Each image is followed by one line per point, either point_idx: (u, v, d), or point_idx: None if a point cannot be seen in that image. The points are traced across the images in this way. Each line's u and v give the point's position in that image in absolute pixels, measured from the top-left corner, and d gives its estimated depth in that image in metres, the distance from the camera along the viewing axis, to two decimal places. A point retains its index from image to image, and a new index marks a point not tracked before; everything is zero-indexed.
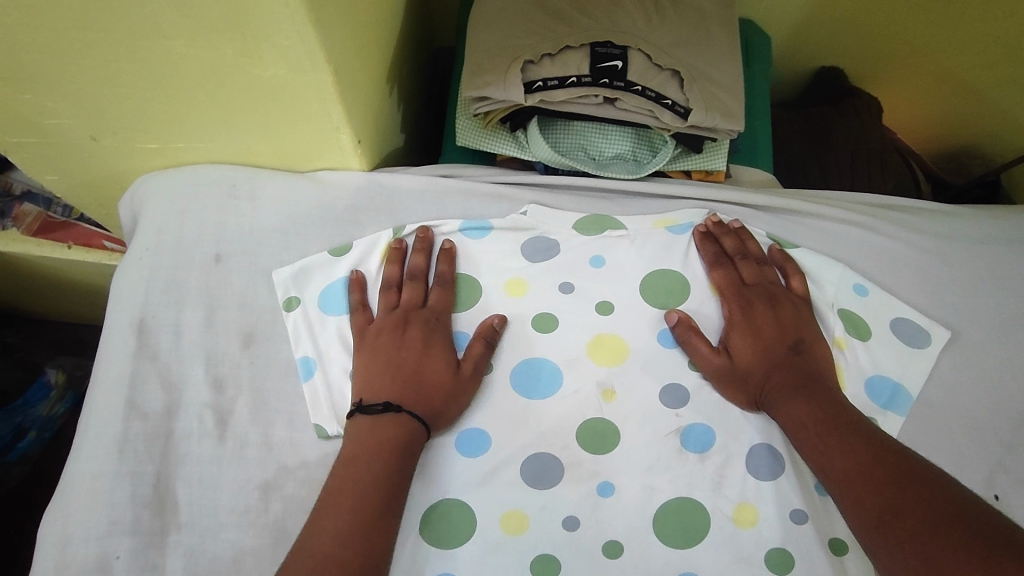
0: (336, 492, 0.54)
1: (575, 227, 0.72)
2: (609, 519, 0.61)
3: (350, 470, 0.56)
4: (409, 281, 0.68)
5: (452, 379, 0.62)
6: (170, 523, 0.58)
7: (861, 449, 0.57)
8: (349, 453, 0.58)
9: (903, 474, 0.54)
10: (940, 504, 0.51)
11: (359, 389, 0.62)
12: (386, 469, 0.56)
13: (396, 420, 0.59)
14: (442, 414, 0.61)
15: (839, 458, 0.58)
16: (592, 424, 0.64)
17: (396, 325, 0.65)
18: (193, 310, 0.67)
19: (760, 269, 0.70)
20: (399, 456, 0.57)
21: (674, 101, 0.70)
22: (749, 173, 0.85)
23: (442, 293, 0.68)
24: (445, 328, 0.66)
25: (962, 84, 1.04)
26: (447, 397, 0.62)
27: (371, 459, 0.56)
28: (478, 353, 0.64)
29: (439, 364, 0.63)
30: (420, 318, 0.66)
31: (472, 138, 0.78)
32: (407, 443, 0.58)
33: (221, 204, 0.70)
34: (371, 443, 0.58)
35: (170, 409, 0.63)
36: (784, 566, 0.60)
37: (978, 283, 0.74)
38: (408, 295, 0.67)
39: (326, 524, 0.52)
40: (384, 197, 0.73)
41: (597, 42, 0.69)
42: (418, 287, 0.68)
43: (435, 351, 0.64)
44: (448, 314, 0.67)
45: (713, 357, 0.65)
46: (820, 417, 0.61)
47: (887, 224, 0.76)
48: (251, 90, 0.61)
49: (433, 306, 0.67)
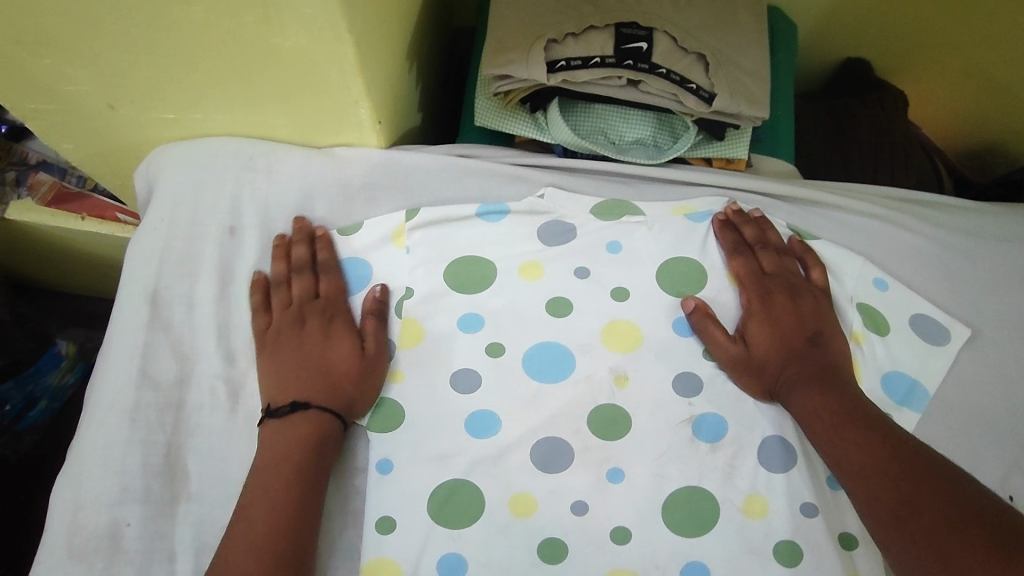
0: (250, 506, 0.55)
1: (592, 212, 0.71)
2: (618, 505, 0.61)
3: (263, 482, 0.56)
4: (296, 276, 0.67)
5: (358, 360, 0.62)
6: (180, 493, 0.59)
7: (878, 445, 0.56)
8: (259, 462, 0.58)
9: (921, 473, 0.53)
10: (959, 505, 0.50)
11: (266, 394, 0.62)
12: (298, 469, 0.57)
13: (306, 417, 0.59)
14: (357, 399, 0.62)
15: (855, 452, 0.57)
16: (603, 410, 0.64)
17: (295, 321, 0.64)
18: (206, 282, 0.66)
19: (780, 259, 0.69)
20: (313, 455, 0.58)
21: (698, 86, 0.69)
22: (771, 163, 0.84)
23: (332, 279, 0.67)
24: (343, 312, 0.66)
25: (991, 78, 1.01)
26: (358, 381, 0.62)
27: (281, 466, 0.57)
28: (372, 326, 0.64)
29: (343, 348, 0.63)
30: (315, 310, 0.65)
31: (491, 117, 0.77)
32: (322, 435, 0.59)
33: (237, 177, 0.70)
34: (281, 448, 0.58)
35: (182, 379, 0.63)
36: (793, 559, 0.60)
37: (1002, 281, 0.72)
38: (298, 289, 0.66)
39: (243, 535, 0.53)
40: (399, 174, 0.72)
41: (622, 23, 0.68)
42: (307, 278, 0.67)
43: (336, 340, 0.63)
44: (343, 299, 0.67)
45: (728, 345, 0.65)
46: (837, 410, 0.60)
47: (910, 219, 0.74)
48: (270, 60, 0.61)
49: (326, 295, 0.67)
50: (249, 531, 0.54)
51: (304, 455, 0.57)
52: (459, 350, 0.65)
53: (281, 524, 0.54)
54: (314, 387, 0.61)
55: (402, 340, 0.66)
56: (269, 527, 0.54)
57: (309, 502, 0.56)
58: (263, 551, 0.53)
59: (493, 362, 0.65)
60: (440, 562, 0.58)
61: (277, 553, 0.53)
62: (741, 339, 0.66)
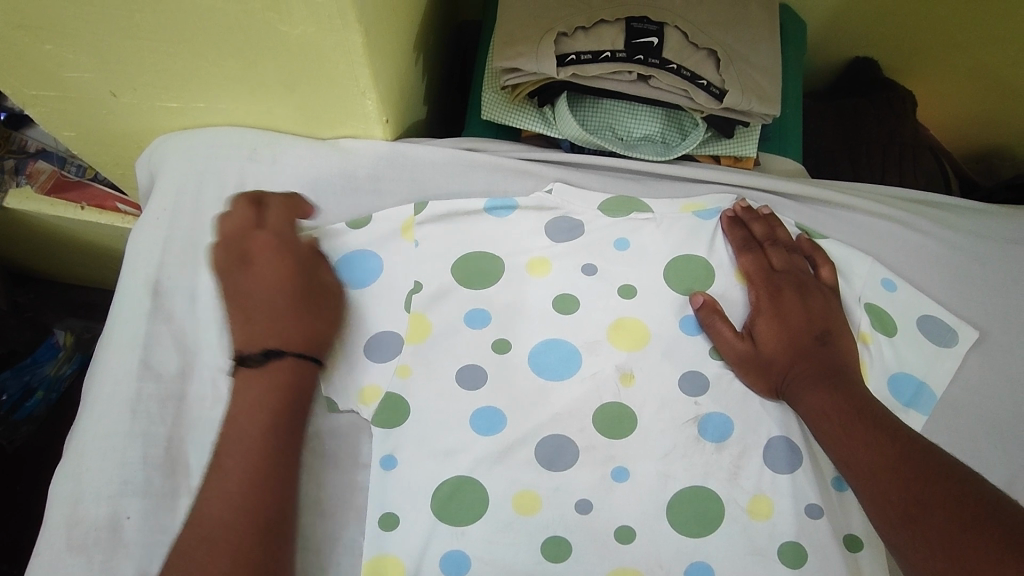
0: (227, 473, 0.52)
1: (600, 209, 0.70)
2: (623, 504, 0.60)
3: (242, 449, 0.53)
4: (245, 206, 0.63)
5: (320, 298, 0.62)
6: (181, 486, 0.58)
7: (889, 446, 0.56)
8: (233, 438, 0.54)
9: (933, 474, 0.53)
10: (971, 506, 0.50)
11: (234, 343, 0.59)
12: (268, 432, 0.55)
13: (283, 366, 0.57)
14: (328, 337, 0.61)
15: (864, 452, 0.56)
16: (608, 408, 0.63)
17: (240, 257, 0.61)
18: (208, 273, 0.66)
19: (790, 257, 0.69)
20: (286, 404, 0.56)
21: (709, 82, 0.68)
22: (779, 161, 0.83)
23: (280, 212, 0.65)
24: (287, 241, 0.63)
25: (999, 79, 1.00)
26: (325, 319, 0.61)
27: (258, 442, 0.54)
28: (327, 271, 0.64)
29: (302, 286, 0.61)
30: (259, 242, 0.62)
31: (498, 111, 0.76)
32: (300, 384, 0.58)
33: (241, 169, 0.70)
34: (255, 393, 0.56)
35: (183, 372, 0.62)
36: (797, 560, 0.60)
37: (1011, 283, 0.72)
38: (240, 222, 0.63)
39: (220, 517, 0.50)
40: (405, 167, 0.71)
41: (633, 18, 0.67)
42: (251, 211, 0.63)
43: (287, 272, 0.61)
44: (286, 228, 0.64)
45: (736, 343, 0.64)
46: (847, 410, 0.59)
47: (920, 219, 0.74)
48: (276, 48, 0.60)
49: (268, 225, 0.63)
50: (221, 500, 0.51)
51: (279, 416, 0.56)
52: (464, 346, 0.65)
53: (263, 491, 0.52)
54: (284, 327, 0.59)
55: (410, 335, 0.65)
56: (242, 496, 0.51)
57: (287, 471, 0.54)
58: (243, 517, 0.50)
59: (499, 358, 0.64)
60: (442, 558, 0.58)
61: (256, 522, 0.50)
62: (749, 335, 0.65)
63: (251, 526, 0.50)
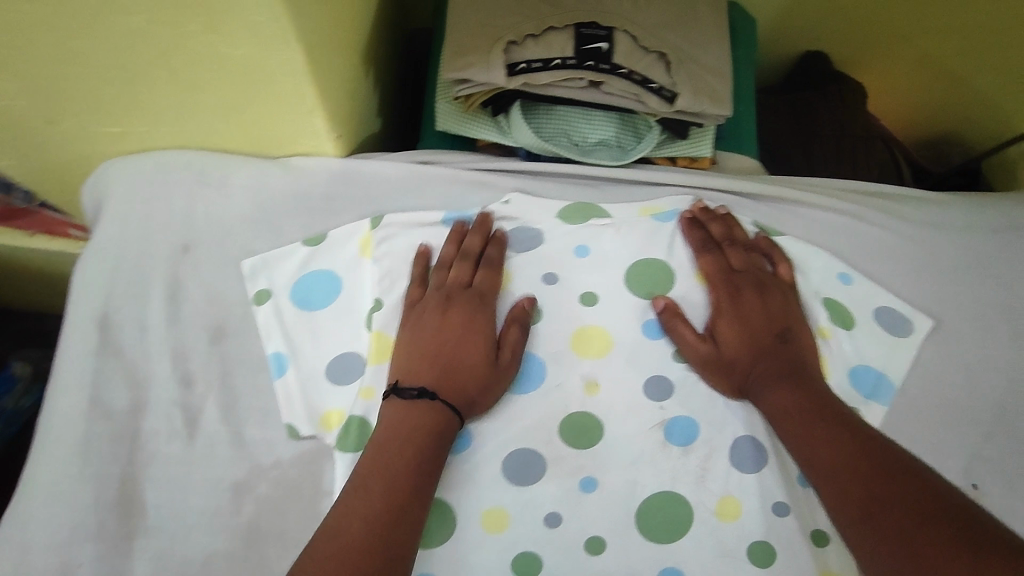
0: (370, 481, 0.53)
1: (558, 216, 0.70)
2: (592, 515, 0.60)
3: (388, 468, 0.54)
4: (459, 261, 0.66)
5: (490, 369, 0.61)
6: (136, 527, 0.57)
7: (848, 444, 0.56)
8: (379, 454, 0.55)
9: (891, 472, 0.53)
10: (926, 504, 0.50)
11: (400, 369, 0.61)
12: (421, 453, 0.55)
13: (431, 407, 0.58)
14: (476, 404, 0.60)
15: (825, 451, 0.57)
16: (573, 418, 0.63)
17: (446, 305, 0.64)
18: (158, 304, 0.64)
19: (749, 256, 0.69)
20: (426, 446, 0.56)
21: (660, 85, 0.67)
22: (735, 159, 0.84)
23: (491, 274, 0.66)
24: (489, 309, 0.64)
25: (946, 69, 1.02)
26: (482, 387, 0.60)
27: (402, 467, 0.54)
28: (514, 337, 0.63)
29: (476, 353, 0.61)
30: (464, 298, 0.64)
31: (453, 121, 0.75)
32: (440, 430, 0.57)
33: (190, 193, 0.68)
34: (404, 426, 0.57)
35: (136, 408, 0.61)
36: (767, 559, 0.60)
37: (967, 271, 0.73)
38: (455, 274, 0.65)
39: (356, 517, 0.50)
40: (360, 184, 0.70)
41: (581, 23, 0.66)
42: (467, 265, 0.66)
43: (476, 334, 0.62)
44: (493, 295, 0.65)
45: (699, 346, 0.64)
46: (807, 409, 0.60)
47: (874, 212, 0.74)
48: (218, 70, 0.58)
49: (478, 286, 0.65)
50: (361, 499, 0.51)
51: (424, 456, 0.55)
52: None
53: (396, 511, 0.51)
54: (450, 380, 0.60)
55: (371, 355, 0.64)
56: (381, 498, 0.51)
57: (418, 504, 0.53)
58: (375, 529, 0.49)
59: None
60: None
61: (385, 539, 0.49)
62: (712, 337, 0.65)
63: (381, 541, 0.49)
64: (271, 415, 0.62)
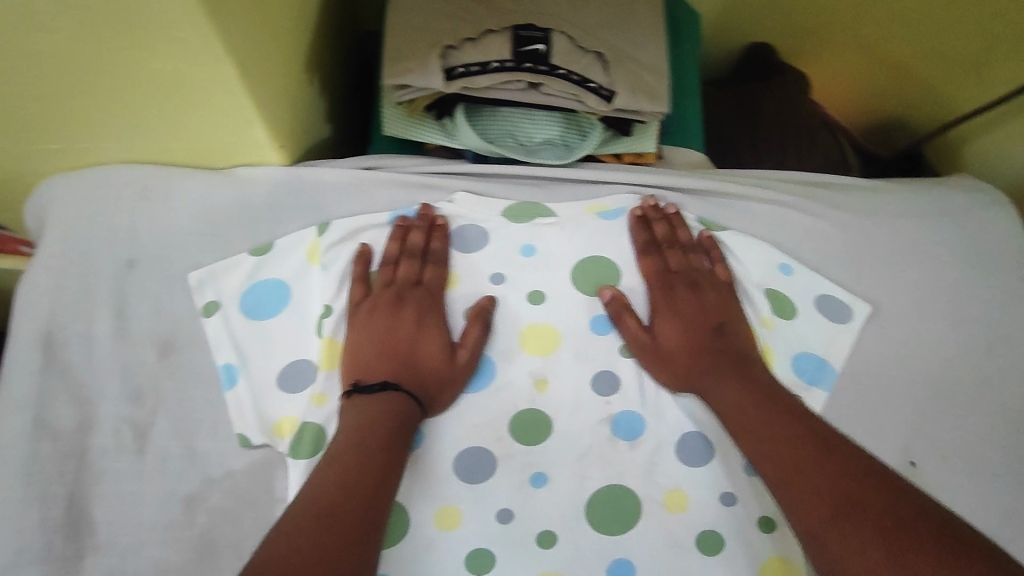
0: (343, 462, 0.53)
1: (502, 215, 0.71)
2: (543, 508, 0.62)
3: (361, 449, 0.55)
4: (406, 259, 0.67)
5: (448, 364, 0.63)
6: (87, 545, 0.58)
7: (794, 438, 0.56)
8: (352, 437, 0.56)
9: (838, 466, 0.53)
10: (871, 497, 0.49)
11: (358, 368, 0.62)
12: (389, 438, 0.57)
13: (394, 398, 0.59)
14: (437, 397, 0.63)
15: (771, 446, 0.57)
16: (524, 415, 0.65)
17: (398, 302, 0.65)
18: (103, 320, 0.64)
19: (687, 257, 0.71)
20: (393, 432, 0.57)
21: (598, 85, 0.68)
22: (682, 154, 0.85)
23: (437, 270, 0.68)
24: (438, 306, 0.66)
25: (888, 59, 1.04)
26: (442, 381, 0.63)
27: (372, 450, 0.55)
28: (475, 334, 0.65)
29: (434, 349, 0.63)
30: (415, 296, 0.66)
31: (398, 127, 0.76)
32: (405, 421, 0.59)
33: (133, 206, 0.67)
34: (370, 416, 0.58)
35: (84, 425, 0.61)
36: (714, 548, 0.63)
37: (904, 255, 0.75)
38: (404, 272, 0.67)
39: (330, 492, 0.51)
40: (306, 191, 0.70)
41: (519, 25, 0.67)
42: (415, 263, 0.67)
43: (430, 330, 0.64)
44: (442, 293, 0.67)
45: (647, 347, 0.66)
46: (750, 401, 0.61)
47: (815, 204, 0.76)
48: (150, 85, 0.57)
49: (428, 283, 0.67)
50: (336, 476, 0.52)
51: (393, 443, 0.56)
52: None
53: (370, 491, 0.52)
54: (409, 374, 0.62)
55: (322, 361, 0.65)
56: (355, 477, 0.52)
57: (389, 484, 0.54)
58: (350, 505, 0.50)
59: None
60: None
61: (361, 515, 0.50)
62: (655, 337, 0.67)
63: (358, 516, 0.50)
64: (221, 427, 0.63)
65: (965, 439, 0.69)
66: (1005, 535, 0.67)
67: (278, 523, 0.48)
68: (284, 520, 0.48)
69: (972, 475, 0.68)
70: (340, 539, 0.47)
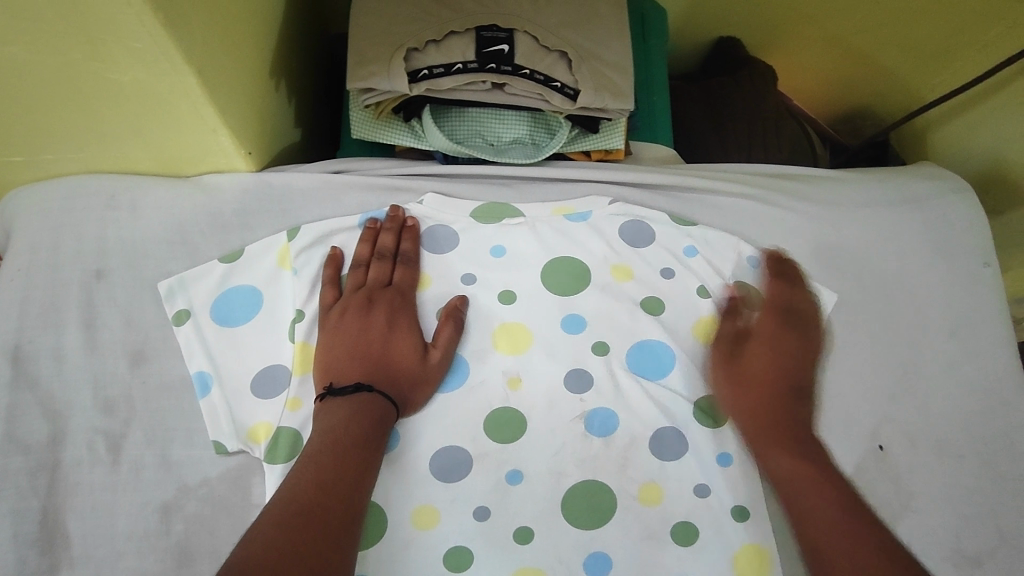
0: (319, 461, 0.54)
1: (472, 215, 0.71)
2: (520, 505, 0.63)
3: (337, 446, 0.55)
4: (376, 261, 0.68)
5: (420, 364, 0.64)
6: (61, 558, 0.58)
7: (830, 505, 0.57)
8: (327, 437, 0.56)
9: (856, 534, 0.53)
10: None
11: (331, 372, 0.62)
12: (364, 435, 0.57)
13: (368, 399, 0.60)
14: (411, 397, 0.63)
15: (807, 505, 0.58)
16: (498, 413, 0.66)
17: (369, 304, 0.65)
18: (73, 332, 0.64)
19: (806, 306, 0.72)
20: (367, 430, 0.58)
21: (562, 84, 0.69)
22: (653, 149, 0.86)
23: (408, 270, 0.68)
24: (409, 306, 0.67)
25: (851, 49, 1.06)
26: (415, 381, 0.63)
27: (348, 448, 0.56)
28: (449, 333, 0.65)
29: (407, 349, 0.64)
30: (385, 297, 0.66)
31: (367, 130, 0.76)
32: (380, 420, 0.59)
33: (100, 217, 0.67)
34: (344, 417, 0.58)
35: (55, 439, 0.61)
36: (689, 538, 0.64)
37: (868, 243, 0.76)
38: (374, 274, 0.67)
39: (306, 491, 0.51)
40: (275, 197, 0.70)
41: (482, 26, 0.67)
42: (385, 265, 0.68)
43: (403, 330, 0.65)
44: (413, 293, 0.68)
45: (727, 377, 0.68)
46: (802, 468, 0.61)
47: (780, 196, 0.77)
48: (111, 95, 0.57)
49: (398, 284, 0.67)
50: (311, 473, 0.53)
51: (368, 441, 0.57)
52: None
53: (346, 489, 0.53)
54: (383, 376, 0.62)
55: (296, 366, 0.65)
56: (331, 475, 0.53)
57: (363, 480, 0.55)
58: (325, 503, 0.51)
59: None
60: None
61: (337, 515, 0.51)
62: (740, 357, 0.69)
63: (332, 516, 0.50)
64: (196, 435, 0.63)
65: (931, 422, 0.71)
66: (968, 513, 0.69)
67: (253, 525, 0.49)
68: (259, 521, 0.49)
69: (937, 456, 0.70)
70: (315, 538, 0.48)
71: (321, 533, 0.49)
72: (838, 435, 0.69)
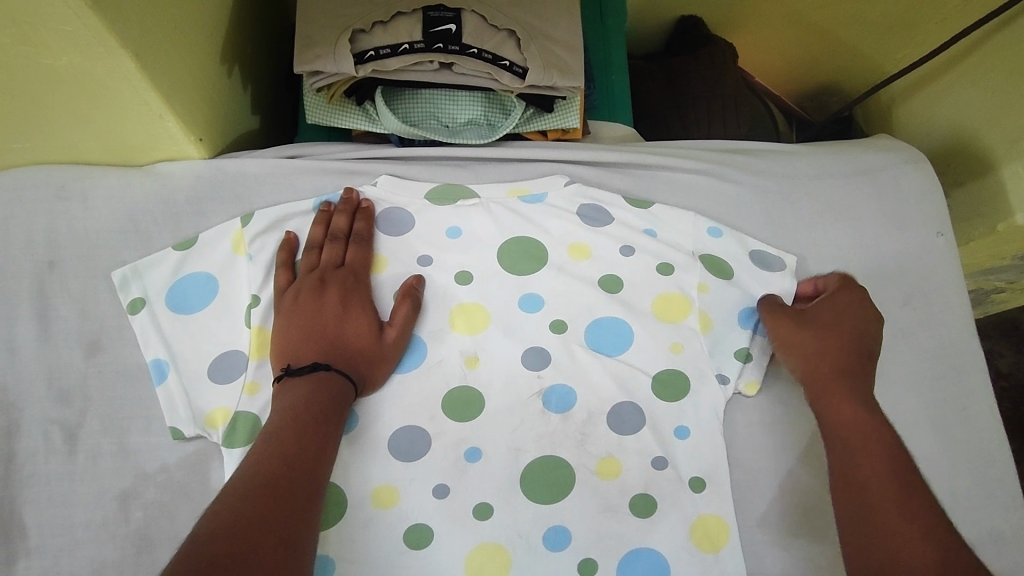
0: (282, 437, 0.54)
1: (428, 198, 0.72)
2: (478, 483, 0.63)
3: (303, 424, 0.56)
4: (329, 242, 0.68)
5: (377, 343, 0.64)
6: (18, 550, 0.58)
7: (878, 443, 0.58)
8: (291, 413, 0.56)
9: (894, 478, 0.55)
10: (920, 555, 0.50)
11: (287, 353, 0.62)
12: (326, 413, 0.57)
13: (328, 378, 0.60)
14: (370, 377, 0.63)
15: (862, 447, 0.58)
16: (456, 393, 0.66)
17: (323, 286, 0.65)
18: (25, 324, 0.64)
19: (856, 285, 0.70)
20: (330, 409, 0.58)
21: (511, 62, 0.69)
22: (611, 128, 0.86)
23: (362, 250, 0.68)
24: (362, 286, 0.67)
25: (811, 24, 1.07)
26: (372, 359, 0.63)
27: (309, 427, 0.56)
28: (405, 311, 0.66)
29: (361, 328, 0.64)
30: (337, 278, 0.66)
31: (321, 114, 0.76)
32: (339, 398, 0.59)
33: (50, 207, 0.67)
34: (304, 394, 0.58)
35: (10, 430, 0.61)
36: (648, 511, 0.64)
37: (824, 215, 0.77)
38: (327, 256, 0.67)
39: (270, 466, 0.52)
40: (229, 183, 0.70)
41: (428, 7, 0.68)
42: (338, 246, 0.68)
43: (358, 310, 0.65)
44: (367, 273, 0.68)
45: (803, 316, 0.67)
46: (868, 418, 0.60)
47: (734, 171, 0.77)
48: (47, 82, 0.56)
49: (351, 264, 0.67)
50: (276, 449, 0.53)
51: (326, 421, 0.57)
52: None
53: (309, 468, 0.53)
54: (339, 355, 0.62)
55: (252, 350, 0.65)
56: (296, 451, 0.54)
57: (323, 459, 0.55)
58: (290, 480, 0.51)
59: None
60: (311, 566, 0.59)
61: (304, 493, 0.51)
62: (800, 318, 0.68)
63: (298, 494, 0.51)
64: (154, 423, 0.63)
65: (887, 390, 0.72)
66: None
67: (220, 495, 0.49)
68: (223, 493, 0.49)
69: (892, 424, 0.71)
70: (280, 513, 0.48)
71: (285, 510, 0.49)
72: (793, 404, 0.70)
